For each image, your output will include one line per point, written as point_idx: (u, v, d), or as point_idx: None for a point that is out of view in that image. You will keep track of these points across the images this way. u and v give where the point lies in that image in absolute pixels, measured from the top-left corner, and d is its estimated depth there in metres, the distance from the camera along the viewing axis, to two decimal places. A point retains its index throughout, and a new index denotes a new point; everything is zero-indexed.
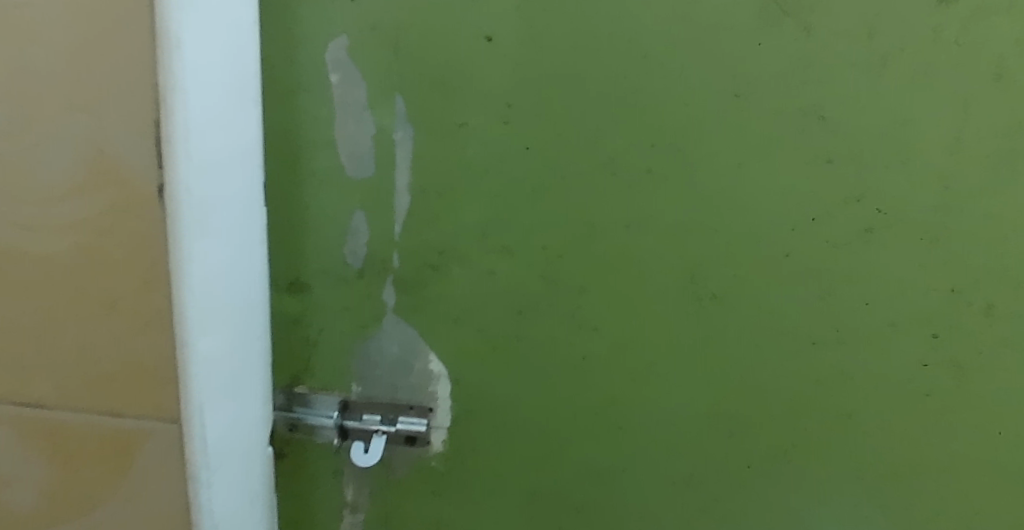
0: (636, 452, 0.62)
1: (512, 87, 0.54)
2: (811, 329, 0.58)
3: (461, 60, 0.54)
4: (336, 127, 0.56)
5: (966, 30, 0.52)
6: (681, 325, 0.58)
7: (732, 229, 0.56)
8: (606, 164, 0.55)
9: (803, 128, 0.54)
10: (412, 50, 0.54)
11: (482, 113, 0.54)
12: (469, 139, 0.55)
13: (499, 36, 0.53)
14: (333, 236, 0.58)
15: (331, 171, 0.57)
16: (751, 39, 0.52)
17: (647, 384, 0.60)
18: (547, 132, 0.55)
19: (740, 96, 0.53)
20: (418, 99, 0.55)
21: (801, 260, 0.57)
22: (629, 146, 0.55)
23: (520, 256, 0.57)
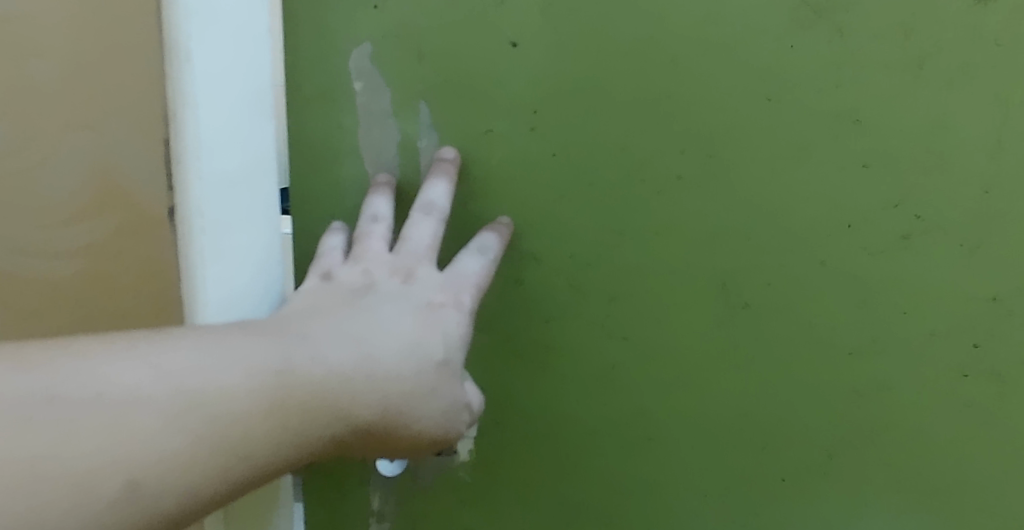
0: (669, 463, 0.60)
1: (538, 93, 0.52)
2: (847, 339, 0.56)
3: (486, 65, 0.52)
4: (360, 135, 0.54)
5: (1007, 30, 0.50)
6: (714, 333, 0.56)
7: (766, 235, 0.54)
8: (636, 170, 0.53)
9: (837, 131, 0.53)
10: (436, 55, 0.52)
11: (508, 119, 0.53)
12: (494, 146, 0.54)
13: (525, 41, 0.51)
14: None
15: (353, 180, 0.56)
16: (783, 42, 0.51)
17: (680, 395, 0.58)
18: (576, 140, 0.53)
19: (772, 100, 0.52)
20: (443, 106, 0.53)
21: (837, 267, 0.55)
22: (659, 152, 0.53)
23: (547, 264, 0.56)
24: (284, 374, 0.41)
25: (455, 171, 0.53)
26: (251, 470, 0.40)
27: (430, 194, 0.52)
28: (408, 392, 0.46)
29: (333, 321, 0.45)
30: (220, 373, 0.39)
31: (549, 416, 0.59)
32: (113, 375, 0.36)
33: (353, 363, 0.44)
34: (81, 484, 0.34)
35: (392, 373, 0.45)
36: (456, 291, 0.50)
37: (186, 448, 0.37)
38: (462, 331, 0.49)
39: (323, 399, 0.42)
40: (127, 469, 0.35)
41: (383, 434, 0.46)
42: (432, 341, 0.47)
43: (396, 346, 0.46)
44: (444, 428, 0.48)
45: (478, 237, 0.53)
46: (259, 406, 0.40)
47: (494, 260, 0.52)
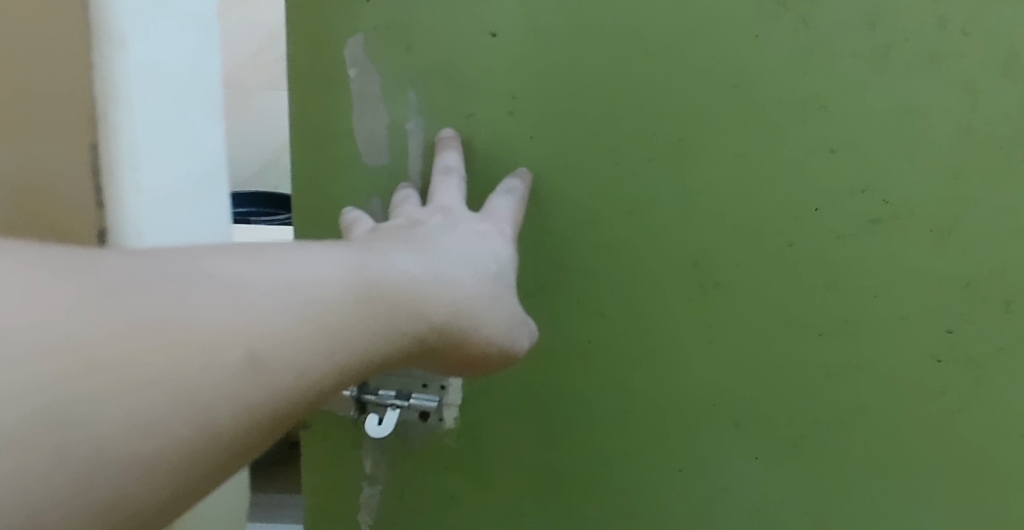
0: (641, 436, 0.63)
1: (516, 80, 0.56)
2: (818, 320, 0.58)
3: (467, 53, 0.56)
4: (355, 119, 0.59)
5: (974, 19, 0.51)
6: (687, 308, 0.59)
7: (733, 214, 0.57)
8: (608, 153, 0.57)
9: (802, 116, 0.54)
10: (422, 45, 0.56)
11: (489, 104, 0.57)
12: (476, 128, 0.58)
13: (504, 32, 0.55)
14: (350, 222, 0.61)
15: (348, 160, 0.60)
16: (749, 31, 0.53)
17: (666, 373, 0.61)
18: (551, 124, 0.57)
19: (739, 87, 0.54)
20: (429, 91, 0.57)
21: (804, 249, 0.57)
22: (630, 134, 0.56)
23: (526, 241, 0.59)
24: (367, 269, 0.38)
25: (459, 145, 0.57)
26: (355, 362, 0.37)
27: (446, 160, 0.56)
28: (474, 296, 0.44)
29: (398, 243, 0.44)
30: (313, 265, 0.36)
31: (530, 386, 0.63)
32: (209, 263, 0.33)
33: (429, 271, 0.42)
34: (206, 354, 0.31)
35: (462, 282, 0.44)
36: (496, 221, 0.52)
37: (294, 330, 0.34)
38: (509, 253, 0.51)
39: (412, 299, 0.40)
40: (248, 344, 0.32)
41: (462, 341, 0.44)
42: (484, 256, 0.47)
43: (457, 263, 0.45)
44: (507, 338, 0.48)
45: (502, 183, 0.56)
46: (352, 295, 0.37)
47: (523, 197, 0.55)
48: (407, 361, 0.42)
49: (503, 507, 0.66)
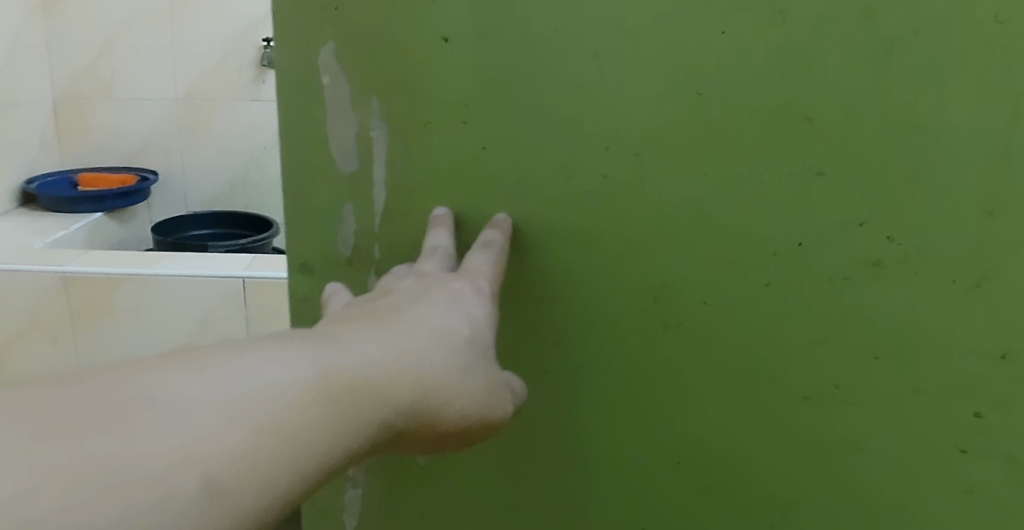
0: (607, 485, 0.60)
1: (466, 87, 0.51)
2: (802, 384, 0.54)
3: (417, 58, 0.51)
4: (329, 127, 0.54)
5: (1010, 4, 0.45)
6: (646, 348, 0.56)
7: (701, 244, 0.52)
8: (560, 167, 0.52)
9: (783, 131, 0.49)
10: (380, 45, 0.51)
11: (443, 112, 0.52)
12: (433, 140, 0.52)
13: (455, 36, 0.50)
14: (327, 230, 0.56)
15: (321, 169, 0.55)
16: (712, 27, 0.48)
17: (654, 445, 0.58)
18: (501, 132, 0.52)
19: (703, 94, 0.49)
20: (393, 98, 0.52)
21: (784, 289, 0.52)
22: (584, 147, 0.51)
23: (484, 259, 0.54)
24: (325, 362, 0.38)
25: (452, 224, 0.53)
26: (321, 464, 0.37)
27: (434, 239, 0.52)
28: (444, 371, 0.43)
29: (372, 324, 0.43)
30: (267, 366, 0.36)
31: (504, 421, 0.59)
32: (155, 384, 0.33)
33: (392, 352, 0.41)
34: (155, 485, 0.31)
35: (428, 355, 0.42)
36: (472, 277, 0.49)
37: (250, 443, 0.34)
38: (485, 312, 0.48)
39: (370, 388, 0.39)
40: (197, 466, 0.32)
41: (434, 420, 0.42)
42: (457, 322, 0.45)
43: (424, 334, 0.43)
44: (491, 411, 0.46)
45: (479, 237, 0.52)
46: (309, 394, 0.37)
47: (502, 249, 0.51)
48: (384, 447, 0.41)
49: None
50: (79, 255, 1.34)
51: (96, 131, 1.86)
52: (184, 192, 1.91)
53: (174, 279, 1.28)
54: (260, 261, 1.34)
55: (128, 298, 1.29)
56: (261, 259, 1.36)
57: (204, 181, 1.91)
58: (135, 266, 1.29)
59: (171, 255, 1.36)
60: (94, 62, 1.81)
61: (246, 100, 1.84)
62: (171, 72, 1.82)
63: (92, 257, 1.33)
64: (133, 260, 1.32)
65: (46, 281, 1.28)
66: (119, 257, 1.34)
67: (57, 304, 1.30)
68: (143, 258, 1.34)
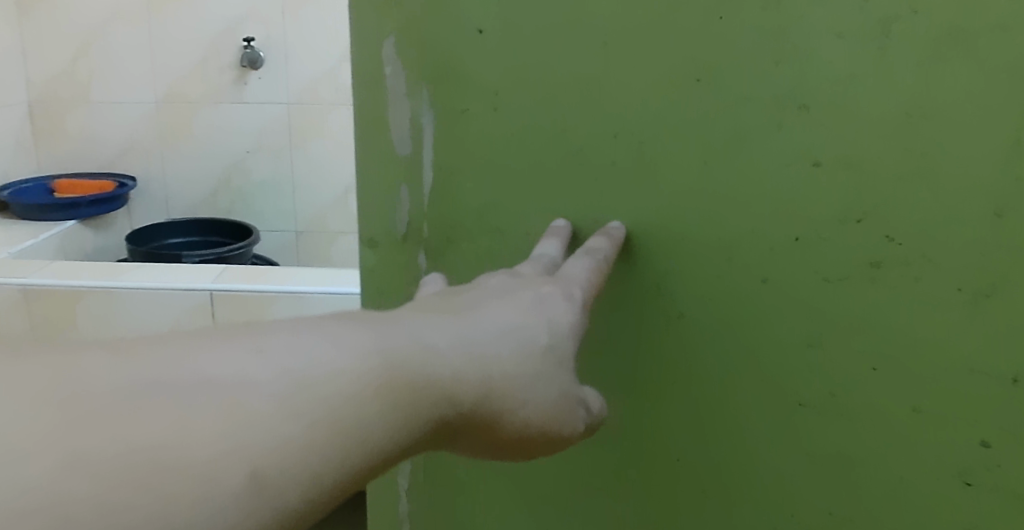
0: (614, 475, 0.61)
1: (499, 77, 0.54)
2: (801, 391, 0.55)
3: (456, 51, 0.55)
4: (389, 112, 0.58)
5: None
6: (650, 338, 0.57)
7: (698, 235, 0.54)
8: (576, 153, 0.55)
9: (781, 117, 0.51)
10: (429, 38, 0.55)
11: (478, 99, 0.55)
12: (469, 124, 0.56)
13: (487, 29, 0.53)
14: (385, 208, 0.61)
15: (382, 151, 0.59)
16: (710, 13, 0.50)
17: (665, 433, 0.59)
18: (523, 116, 0.55)
19: (701, 81, 0.51)
20: (438, 88, 0.56)
21: (778, 287, 0.54)
22: (595, 136, 0.54)
23: (511, 238, 0.58)
24: (388, 352, 0.39)
25: (570, 235, 0.55)
26: (366, 457, 0.37)
27: (544, 248, 0.54)
28: (512, 375, 0.44)
29: (446, 319, 0.44)
30: (330, 353, 0.37)
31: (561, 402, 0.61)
32: (211, 363, 0.33)
33: (457, 349, 0.42)
34: (195, 478, 0.30)
35: (499, 356, 0.44)
36: (566, 283, 0.50)
37: (305, 435, 0.34)
38: (570, 320, 0.48)
39: (429, 383, 0.40)
40: (244, 458, 0.32)
41: (496, 421, 0.43)
42: (536, 328, 0.46)
43: (494, 334, 0.44)
44: (552, 423, 0.46)
45: (586, 244, 0.54)
46: (366, 387, 0.37)
47: (605, 258, 0.52)
48: (439, 441, 0.42)
49: (493, 501, 0.65)
50: (39, 268, 1.28)
51: (74, 134, 1.98)
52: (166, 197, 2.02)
53: (141, 291, 1.20)
54: (230, 272, 1.27)
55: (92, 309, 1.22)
56: (232, 270, 1.30)
57: (186, 187, 2.01)
58: (99, 277, 1.23)
59: (137, 265, 1.30)
60: (72, 63, 1.93)
61: (227, 102, 1.95)
62: (149, 76, 1.94)
63: (53, 268, 1.28)
64: (95, 272, 1.26)
65: (4, 294, 1.22)
66: (82, 268, 1.28)
67: (15, 318, 1.23)
68: (104, 269, 1.27)
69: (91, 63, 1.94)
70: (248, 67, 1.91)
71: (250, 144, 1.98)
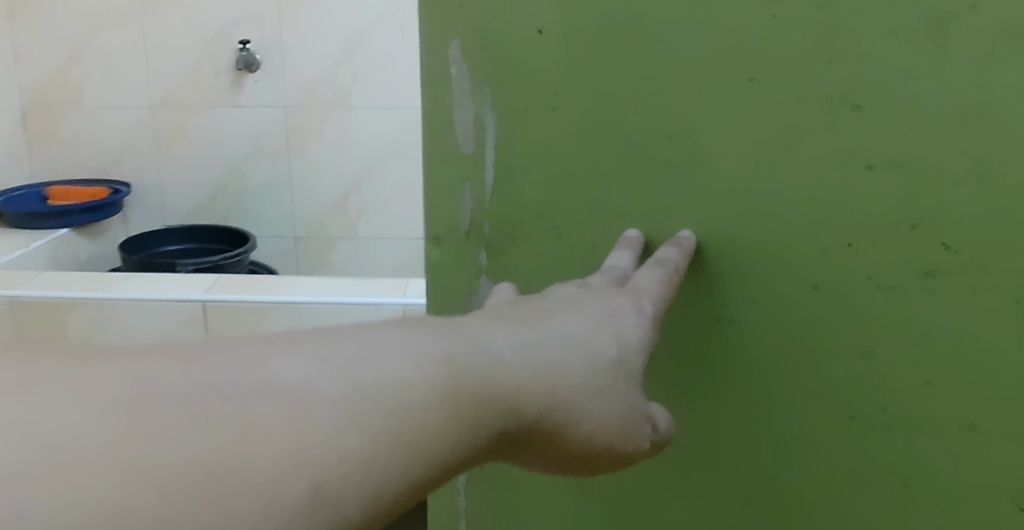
0: (666, 476, 0.60)
1: (557, 76, 0.54)
2: (850, 401, 0.53)
3: (517, 50, 0.55)
4: (454, 109, 0.59)
5: None
6: (700, 343, 0.56)
7: (748, 238, 0.53)
8: (631, 153, 0.54)
9: (832, 118, 0.49)
10: (493, 36, 0.56)
11: (538, 99, 0.56)
12: (529, 123, 0.56)
13: (549, 29, 0.54)
14: (450, 203, 0.61)
15: (447, 149, 0.60)
16: (763, 11, 0.49)
17: (709, 437, 0.57)
18: (577, 113, 0.55)
19: (754, 80, 0.50)
20: (500, 89, 0.57)
21: (830, 293, 0.52)
22: (648, 135, 0.53)
23: (566, 239, 0.58)
24: (451, 360, 0.39)
25: (640, 246, 0.55)
26: (431, 471, 0.37)
27: (616, 260, 0.53)
28: (577, 388, 0.43)
29: (512, 328, 0.44)
30: (391, 365, 0.36)
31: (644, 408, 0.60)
32: (286, 367, 0.33)
33: (520, 359, 0.42)
34: (260, 494, 0.30)
35: (566, 371, 0.43)
36: (635, 295, 0.50)
37: (366, 447, 0.33)
38: (639, 333, 0.48)
39: (495, 394, 0.40)
40: (308, 476, 0.31)
41: (558, 434, 0.43)
42: (604, 341, 0.46)
43: (562, 343, 0.44)
44: (621, 434, 0.45)
45: (657, 254, 0.53)
46: (432, 397, 0.37)
47: (676, 267, 0.52)
48: (503, 452, 0.42)
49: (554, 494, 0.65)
50: (34, 276, 1.31)
51: (69, 139, 1.97)
52: (161, 204, 2.01)
53: (120, 300, 1.20)
54: (221, 282, 1.28)
55: (74, 322, 1.23)
56: (224, 278, 1.29)
57: (178, 194, 2.00)
58: (80, 287, 1.23)
59: (125, 276, 1.30)
60: (65, 67, 1.92)
61: (221, 106, 1.94)
62: (143, 82, 1.92)
63: (41, 278, 1.29)
64: (80, 282, 1.26)
65: None
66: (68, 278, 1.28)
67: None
68: (89, 280, 1.28)
69: (84, 67, 1.92)
70: (245, 70, 1.89)
71: (247, 148, 1.97)
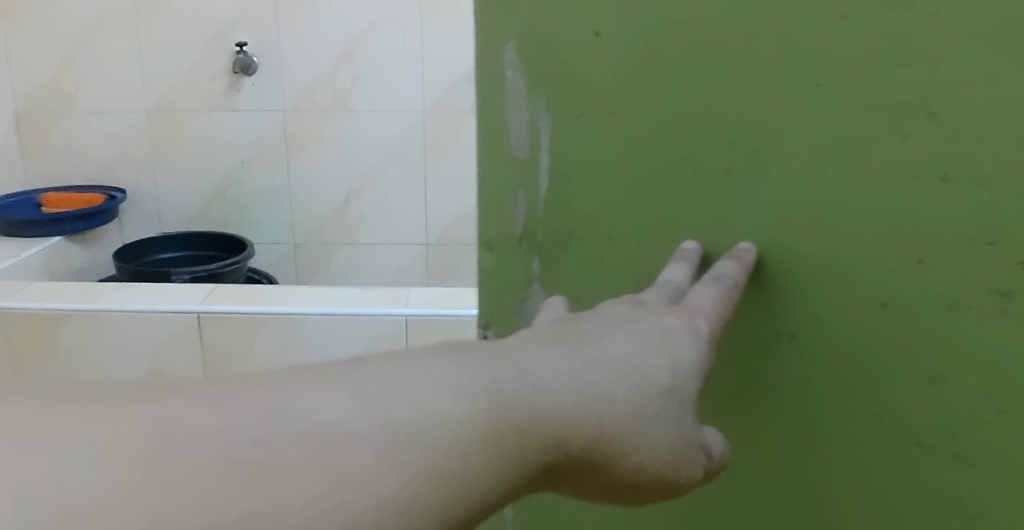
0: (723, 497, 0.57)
1: (613, 79, 0.53)
2: (915, 427, 0.49)
3: (570, 49, 0.54)
4: (508, 115, 0.58)
5: None
6: (757, 360, 0.53)
7: (813, 253, 0.49)
8: (689, 161, 0.52)
9: (903, 126, 0.45)
10: (546, 41, 0.55)
11: (593, 101, 0.54)
12: (581, 128, 0.55)
13: (606, 32, 0.52)
14: (502, 209, 0.62)
15: (502, 154, 0.60)
16: (832, 13, 0.45)
17: (760, 457, 0.55)
18: (631, 116, 0.53)
19: (821, 86, 0.46)
20: (553, 95, 0.56)
21: (899, 313, 0.47)
22: (706, 142, 0.51)
23: (623, 248, 0.56)
24: (493, 390, 0.38)
25: (697, 258, 0.52)
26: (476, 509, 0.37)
27: (671, 275, 0.51)
28: (627, 416, 0.41)
29: (561, 352, 0.43)
30: (427, 397, 0.36)
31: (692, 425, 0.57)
32: (335, 405, 0.34)
33: (568, 388, 0.41)
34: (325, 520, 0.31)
35: (614, 397, 0.41)
36: (691, 314, 0.48)
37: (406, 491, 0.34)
38: (694, 357, 0.45)
39: (541, 425, 0.39)
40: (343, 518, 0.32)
41: (606, 465, 0.41)
42: (654, 366, 0.44)
43: (609, 367, 0.42)
44: (672, 467, 0.43)
45: (715, 269, 0.51)
46: (474, 429, 0.37)
47: (733, 284, 0.49)
48: (547, 483, 0.41)
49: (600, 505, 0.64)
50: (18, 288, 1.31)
51: (61, 144, 1.91)
52: (156, 211, 1.96)
53: (121, 314, 1.22)
54: (217, 294, 1.28)
55: (74, 335, 1.25)
56: (219, 292, 1.30)
57: (175, 200, 1.95)
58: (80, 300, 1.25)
59: (120, 288, 1.31)
60: (56, 72, 1.86)
61: (218, 110, 1.89)
62: (137, 86, 1.87)
63: (35, 289, 1.31)
64: (80, 295, 1.28)
65: None
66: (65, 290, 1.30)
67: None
68: (88, 291, 1.29)
69: (75, 71, 1.87)
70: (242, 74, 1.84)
71: (244, 153, 1.92)
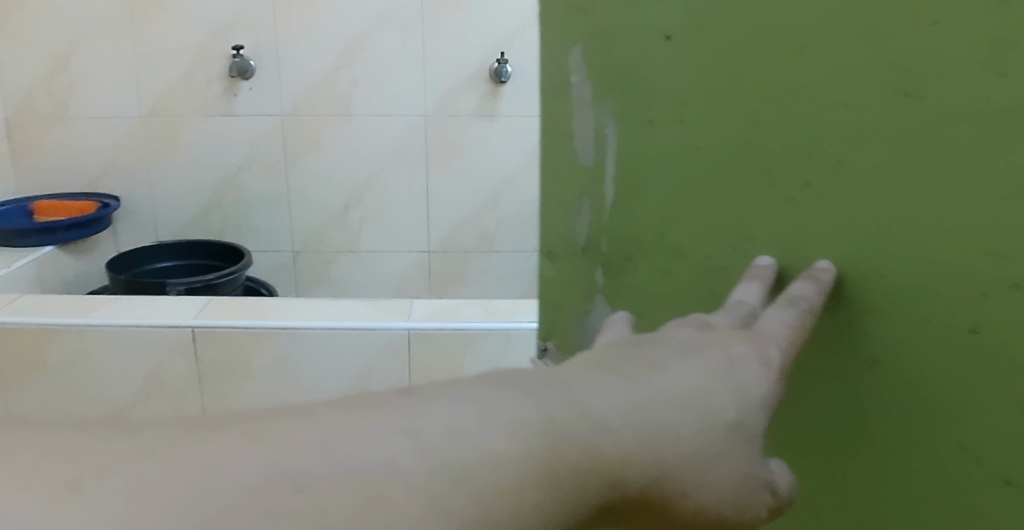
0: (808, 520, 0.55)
1: (688, 86, 0.54)
2: (1002, 463, 0.42)
3: (643, 55, 0.57)
4: (574, 124, 0.68)
5: None
6: (839, 385, 0.50)
7: (902, 275, 0.45)
8: (765, 172, 0.50)
9: (999, 134, 0.39)
10: (618, 46, 0.59)
11: (664, 107, 0.56)
12: (651, 134, 0.57)
13: (677, 33, 0.54)
14: (566, 220, 0.71)
15: (568, 160, 0.70)
16: (924, 18, 0.40)
17: (836, 485, 0.51)
18: (707, 122, 0.53)
19: (910, 95, 0.42)
20: (624, 97, 0.59)
21: (991, 342, 0.41)
22: (785, 152, 0.48)
23: (692, 256, 0.57)
24: (550, 430, 0.36)
25: (770, 277, 0.50)
26: None
27: (743, 293, 0.49)
28: (688, 453, 0.39)
29: (632, 389, 0.40)
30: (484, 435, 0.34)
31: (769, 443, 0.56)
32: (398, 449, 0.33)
33: (630, 424, 0.38)
34: None
35: (679, 436, 0.39)
36: (763, 340, 0.45)
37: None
38: (764, 390, 0.43)
39: (604, 467, 0.37)
40: None
41: (669, 505, 0.39)
42: (722, 399, 0.41)
43: (676, 403, 0.40)
44: (735, 508, 0.41)
45: (790, 290, 0.47)
46: (529, 470, 0.35)
47: (809, 309, 0.46)
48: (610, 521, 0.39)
49: None
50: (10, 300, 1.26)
51: (54, 150, 1.86)
52: (153, 218, 1.91)
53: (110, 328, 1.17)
54: (213, 306, 1.23)
55: (63, 351, 1.19)
56: (218, 303, 1.25)
57: (172, 208, 1.90)
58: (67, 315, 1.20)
59: (113, 300, 1.26)
60: (47, 78, 1.81)
61: (214, 116, 1.83)
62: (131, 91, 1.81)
63: (24, 301, 1.26)
64: (72, 308, 1.22)
65: None
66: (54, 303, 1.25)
67: None
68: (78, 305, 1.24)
69: (68, 76, 1.81)
70: (238, 77, 1.78)
71: (241, 159, 1.87)
